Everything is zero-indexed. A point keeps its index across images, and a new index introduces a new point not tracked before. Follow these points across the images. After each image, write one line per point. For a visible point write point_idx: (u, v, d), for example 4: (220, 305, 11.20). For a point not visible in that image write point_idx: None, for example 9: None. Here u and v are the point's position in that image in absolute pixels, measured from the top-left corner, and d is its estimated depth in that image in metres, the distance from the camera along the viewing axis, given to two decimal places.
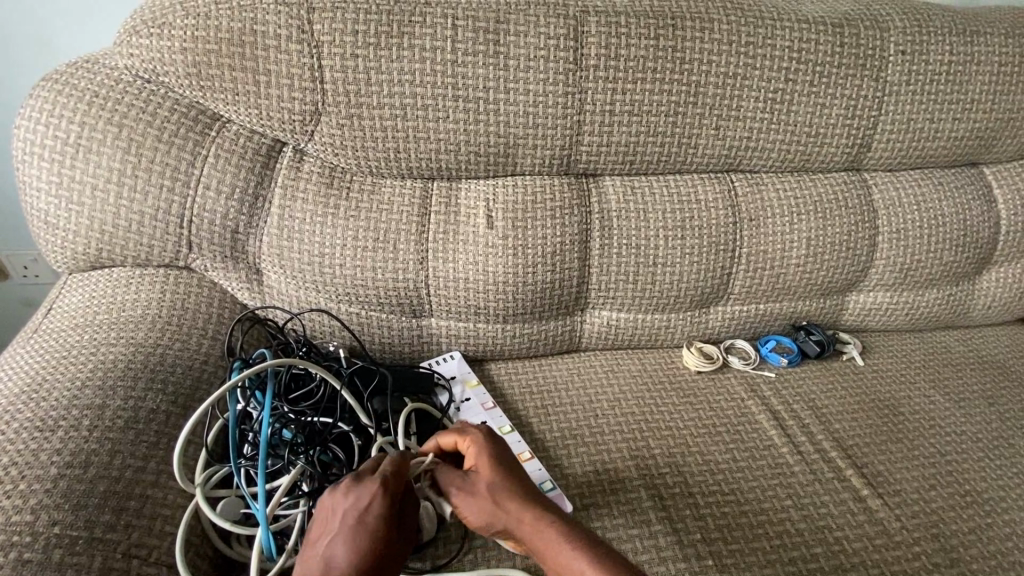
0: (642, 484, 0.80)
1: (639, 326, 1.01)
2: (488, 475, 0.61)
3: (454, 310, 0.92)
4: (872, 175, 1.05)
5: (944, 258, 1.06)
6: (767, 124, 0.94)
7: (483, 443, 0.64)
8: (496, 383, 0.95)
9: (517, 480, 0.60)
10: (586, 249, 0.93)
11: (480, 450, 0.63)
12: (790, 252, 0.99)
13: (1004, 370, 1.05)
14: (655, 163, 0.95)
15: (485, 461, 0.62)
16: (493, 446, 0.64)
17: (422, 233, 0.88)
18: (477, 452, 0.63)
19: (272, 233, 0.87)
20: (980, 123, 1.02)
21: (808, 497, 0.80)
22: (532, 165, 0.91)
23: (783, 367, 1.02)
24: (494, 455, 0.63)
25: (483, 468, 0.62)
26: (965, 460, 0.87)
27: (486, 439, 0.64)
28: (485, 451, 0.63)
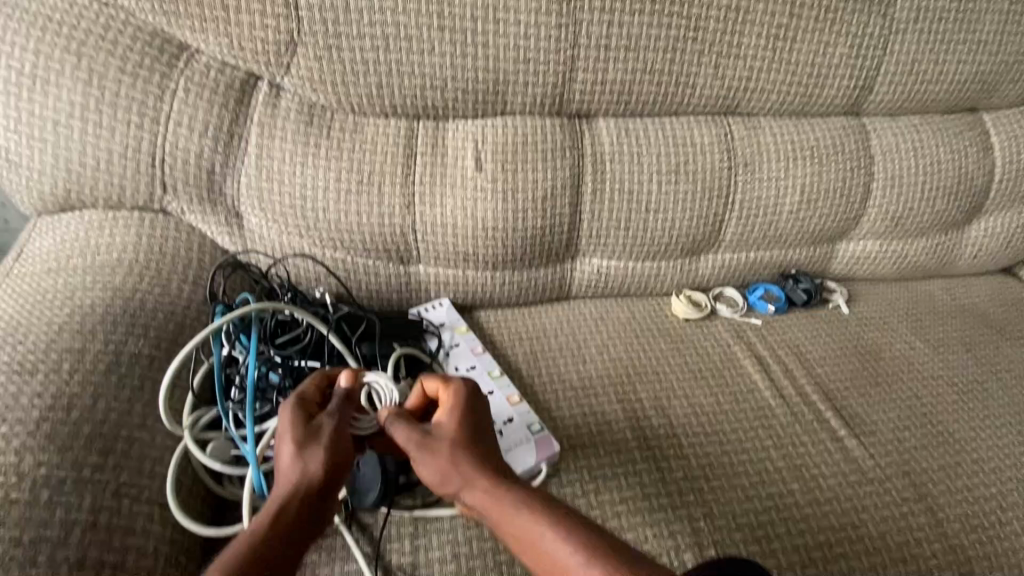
0: (628, 426, 0.82)
1: (629, 274, 1.00)
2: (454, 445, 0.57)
3: (443, 257, 0.90)
4: (871, 120, 1.02)
5: (936, 206, 1.05)
6: (768, 63, 0.90)
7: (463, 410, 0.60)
8: (486, 330, 0.95)
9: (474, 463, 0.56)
10: (578, 195, 0.91)
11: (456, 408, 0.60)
12: (784, 198, 0.98)
13: (983, 318, 1.07)
14: (652, 103, 0.91)
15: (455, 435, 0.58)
16: (469, 405, 0.61)
17: (408, 175, 0.85)
18: (451, 411, 0.60)
19: (251, 174, 0.83)
20: (983, 66, 0.99)
21: (788, 437, 0.82)
22: (523, 104, 0.87)
23: (770, 315, 1.03)
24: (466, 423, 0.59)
25: (449, 431, 0.58)
26: (939, 402, 0.89)
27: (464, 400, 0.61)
28: (460, 411, 0.60)
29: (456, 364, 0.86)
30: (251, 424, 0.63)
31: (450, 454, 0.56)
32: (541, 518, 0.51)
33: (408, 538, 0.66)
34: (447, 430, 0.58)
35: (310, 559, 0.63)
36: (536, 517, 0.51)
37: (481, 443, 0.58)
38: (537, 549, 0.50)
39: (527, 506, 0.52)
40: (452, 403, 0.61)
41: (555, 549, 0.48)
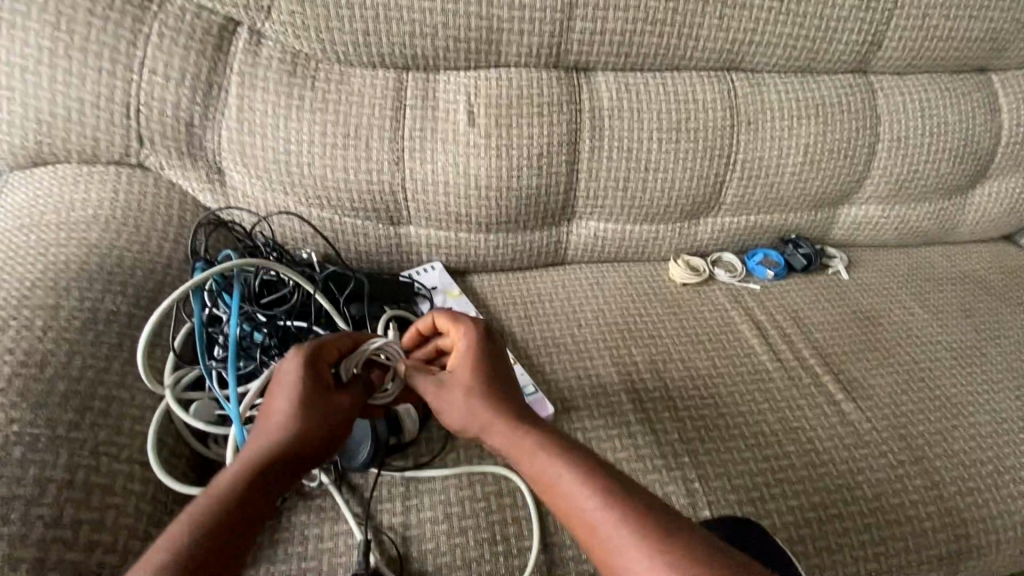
0: (624, 389, 0.80)
1: (626, 237, 0.98)
2: (467, 384, 0.56)
3: (435, 218, 0.87)
4: (878, 78, 0.99)
5: (941, 169, 1.03)
6: (775, 15, 0.86)
7: (476, 352, 0.59)
8: (479, 294, 0.93)
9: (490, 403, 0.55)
10: (574, 153, 0.88)
11: (469, 348, 0.60)
12: (786, 159, 0.95)
13: (983, 285, 1.06)
14: (653, 57, 0.87)
15: (469, 377, 0.57)
16: (483, 345, 0.60)
17: (397, 130, 0.82)
18: (464, 349, 0.59)
19: (232, 126, 0.79)
20: (995, 23, 0.95)
21: (785, 400, 0.81)
22: (518, 55, 0.82)
23: (768, 280, 1.01)
24: (480, 362, 0.58)
25: (462, 371, 0.58)
26: (937, 367, 0.88)
27: (478, 340, 0.60)
28: (473, 351, 0.59)
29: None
30: (234, 383, 0.61)
31: (464, 393, 0.56)
32: (559, 459, 0.49)
33: (400, 499, 0.64)
34: (461, 373, 0.58)
35: (298, 519, 0.62)
36: (553, 457, 0.49)
37: (496, 380, 0.57)
38: (554, 490, 0.48)
39: (544, 445, 0.50)
40: (465, 343, 0.60)
41: (573, 494, 0.46)
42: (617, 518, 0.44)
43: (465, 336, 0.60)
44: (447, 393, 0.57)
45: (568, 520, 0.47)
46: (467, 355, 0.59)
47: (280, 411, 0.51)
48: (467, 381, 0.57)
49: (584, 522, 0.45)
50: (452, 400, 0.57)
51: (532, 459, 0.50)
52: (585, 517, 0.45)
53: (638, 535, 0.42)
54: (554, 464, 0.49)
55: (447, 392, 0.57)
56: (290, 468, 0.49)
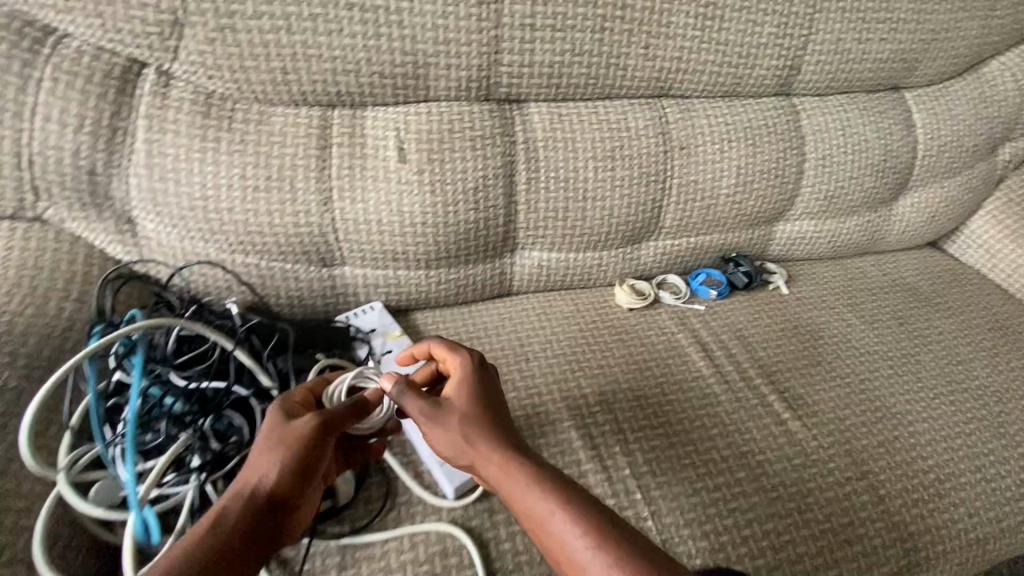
0: (573, 424, 0.78)
1: (570, 265, 0.97)
2: (464, 411, 0.59)
3: (371, 257, 0.84)
4: (801, 100, 1.02)
5: (865, 185, 1.07)
6: (698, 44, 0.88)
7: (474, 381, 0.62)
8: (422, 333, 0.90)
9: (485, 434, 0.57)
10: (511, 184, 0.86)
11: (464, 376, 0.62)
12: (719, 181, 0.96)
13: (913, 292, 1.09)
14: (583, 87, 0.87)
15: (467, 407, 0.59)
16: (477, 374, 0.62)
17: (323, 170, 0.78)
18: (459, 378, 0.62)
19: (141, 173, 0.74)
20: (903, 45, 1.00)
21: (734, 424, 0.81)
22: (447, 89, 0.81)
23: (712, 300, 1.02)
24: (477, 390, 0.61)
25: (460, 401, 0.60)
26: (877, 378, 0.90)
27: (473, 369, 0.63)
28: (469, 381, 0.62)
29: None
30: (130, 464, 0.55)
31: (460, 419, 0.58)
32: (553, 496, 0.51)
33: (335, 570, 0.60)
34: (457, 402, 0.60)
35: None
36: (541, 490, 0.52)
37: (490, 411, 0.59)
38: (546, 526, 0.50)
39: (531, 478, 0.53)
40: (460, 371, 0.63)
41: (557, 525, 0.50)
42: (592, 551, 0.48)
43: (460, 364, 0.63)
44: (441, 421, 0.58)
45: (551, 550, 0.50)
46: (465, 385, 0.61)
47: (258, 463, 0.53)
48: (463, 410, 0.59)
49: (564, 550, 0.49)
50: (447, 428, 0.58)
51: (521, 492, 0.53)
52: (569, 552, 0.49)
53: (611, 564, 0.46)
54: (539, 497, 0.51)
55: (438, 418, 0.58)
56: (263, 511, 0.51)
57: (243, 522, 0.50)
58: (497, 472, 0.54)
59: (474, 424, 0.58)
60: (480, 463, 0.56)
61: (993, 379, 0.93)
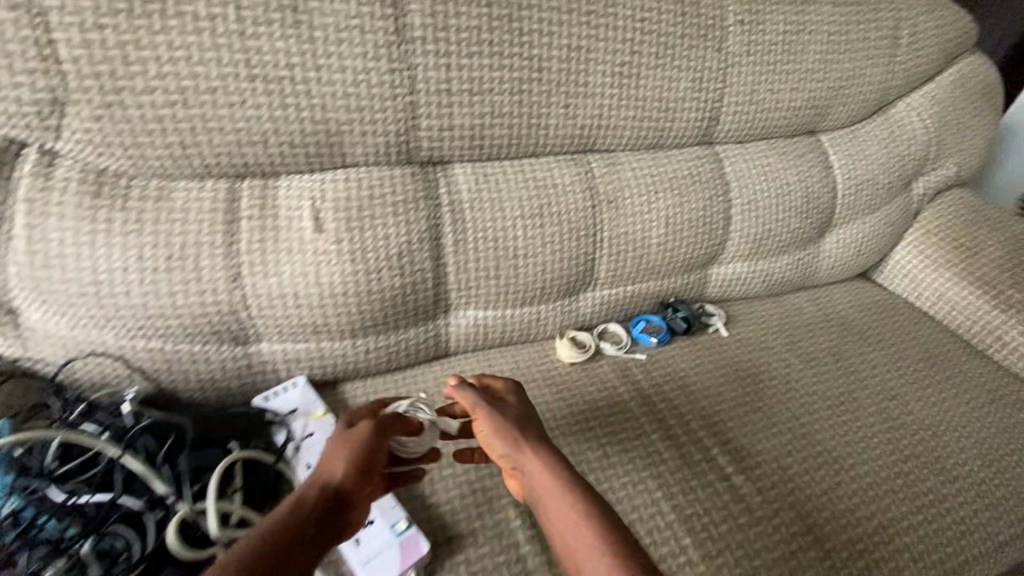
0: (511, 500, 0.73)
1: (507, 323, 0.94)
2: (514, 421, 0.64)
3: (289, 332, 0.79)
4: (723, 147, 1.05)
5: (791, 225, 1.10)
6: (617, 101, 0.89)
7: (522, 402, 0.68)
8: (351, 407, 0.84)
9: (531, 440, 0.62)
10: (438, 247, 0.83)
11: (515, 398, 0.69)
12: (649, 232, 0.97)
13: (847, 325, 1.12)
14: (507, 146, 0.86)
15: (515, 419, 0.65)
16: (522, 399, 0.69)
17: (231, 245, 0.74)
18: (511, 396, 0.68)
19: (22, 261, 0.67)
20: (813, 93, 1.05)
21: (679, 485, 0.78)
22: (365, 155, 0.78)
23: (653, 347, 1.01)
24: (524, 410, 0.67)
25: (512, 412, 0.66)
26: (817, 420, 0.90)
27: (520, 395, 0.69)
28: (519, 401, 0.68)
29: (307, 465, 0.73)
30: None
31: (511, 426, 0.63)
32: (583, 495, 0.55)
33: None
34: (510, 413, 0.65)
35: None
36: (565, 485, 0.56)
37: (534, 428, 0.65)
38: (570, 519, 0.54)
39: (560, 477, 0.57)
40: (511, 394, 0.69)
41: (578, 518, 0.53)
42: (611, 550, 0.50)
43: (510, 389, 0.70)
44: (495, 425, 0.64)
45: (568, 541, 0.53)
46: (516, 402, 0.68)
47: (326, 461, 0.57)
48: (511, 420, 0.64)
49: (576, 543, 0.52)
50: (500, 431, 0.63)
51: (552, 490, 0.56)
52: (585, 543, 0.51)
53: (619, 548, 0.50)
54: (569, 501, 0.55)
55: (495, 421, 0.64)
56: (326, 504, 0.54)
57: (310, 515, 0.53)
58: (539, 471, 0.59)
59: (522, 431, 0.63)
60: (524, 462, 0.60)
61: (928, 412, 0.94)
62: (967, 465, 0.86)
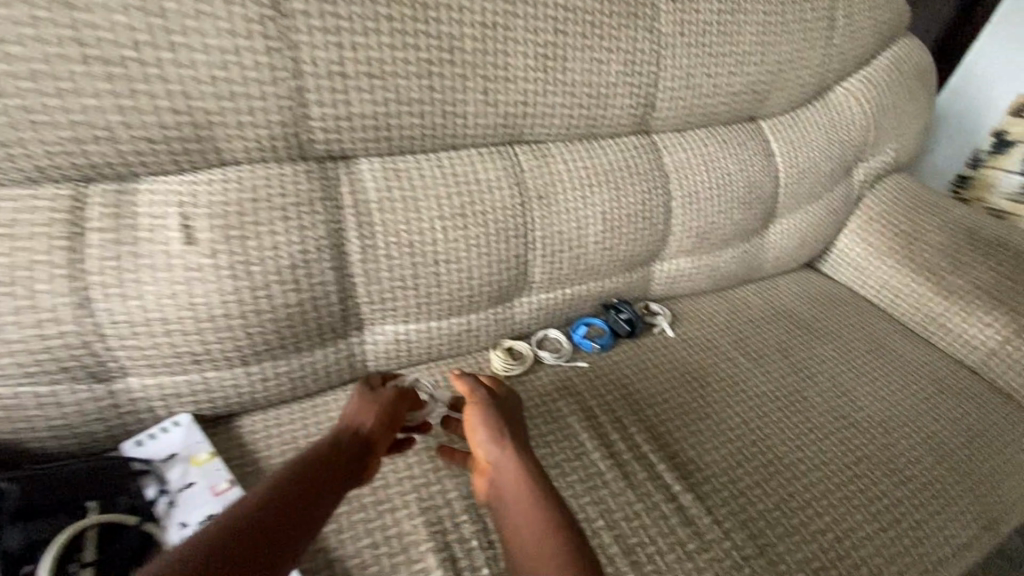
0: (432, 546, 0.64)
1: (433, 337, 0.84)
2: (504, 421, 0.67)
3: (163, 363, 0.67)
4: (662, 136, 0.98)
5: (735, 217, 1.05)
6: (543, 85, 0.80)
7: (515, 405, 0.71)
8: (248, 445, 0.73)
9: (517, 443, 0.64)
10: (342, 256, 0.72)
11: (511, 399, 0.72)
12: (586, 229, 0.89)
13: (794, 318, 1.08)
14: (420, 138, 0.76)
15: (505, 419, 0.67)
16: (517, 402, 0.72)
17: (77, 265, 0.61)
18: (508, 397, 0.71)
19: None
20: (750, 77, 1.00)
21: (621, 510, 0.71)
22: (245, 151, 0.67)
23: (595, 354, 0.94)
24: (516, 412, 0.70)
25: (505, 412, 0.68)
26: (766, 424, 0.85)
27: (516, 397, 0.72)
28: (513, 404, 0.71)
29: (182, 522, 0.62)
30: None
31: (500, 425, 0.66)
32: (551, 505, 0.57)
33: None
34: (503, 412, 0.68)
35: None
36: (537, 492, 0.58)
37: (520, 432, 0.67)
38: (532, 524, 0.56)
39: (533, 483, 0.59)
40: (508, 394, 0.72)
41: (542, 525, 0.55)
42: (562, 557, 0.52)
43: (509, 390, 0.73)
44: (486, 421, 0.66)
45: (526, 544, 0.55)
46: (510, 404, 0.70)
47: (355, 417, 0.67)
48: (502, 420, 0.67)
49: (531, 546, 0.54)
50: (490, 427, 0.66)
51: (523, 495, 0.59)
52: (541, 552, 0.53)
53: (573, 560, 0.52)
54: (536, 505, 0.57)
55: (488, 416, 0.66)
56: (350, 453, 0.63)
57: (341, 455, 0.62)
58: (515, 476, 0.61)
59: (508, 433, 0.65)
60: (502, 463, 0.62)
61: (877, 408, 0.91)
62: (918, 464, 0.83)
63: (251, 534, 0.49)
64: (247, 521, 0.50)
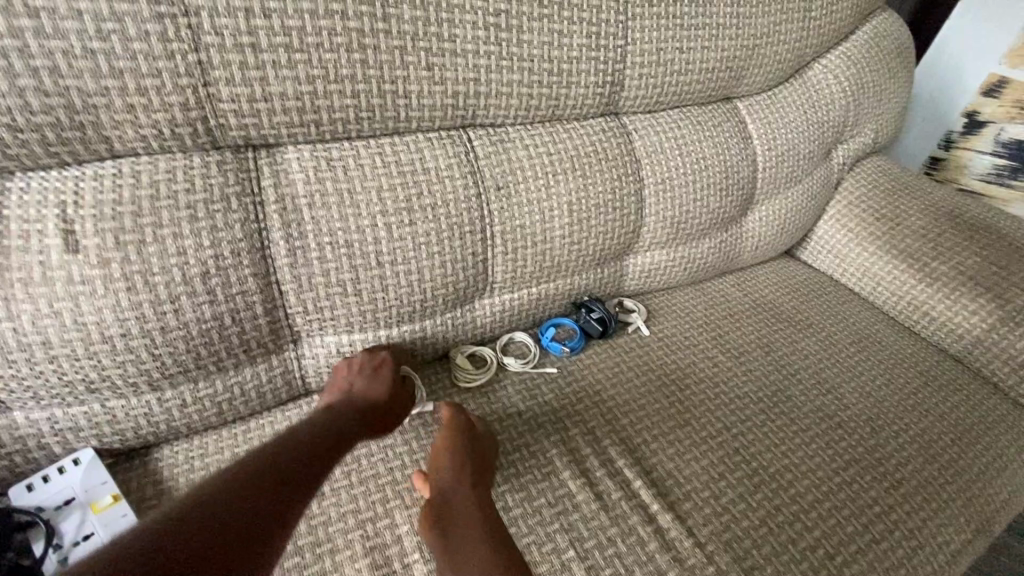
0: None
1: (383, 347, 0.75)
2: (470, 456, 0.63)
3: (51, 393, 0.56)
4: (632, 118, 0.90)
5: (711, 205, 0.98)
6: (496, 61, 0.71)
7: (486, 436, 0.67)
8: (165, 481, 0.63)
9: (479, 483, 0.61)
10: (265, 260, 0.63)
11: (480, 428, 0.68)
12: (551, 222, 0.80)
13: (775, 310, 1.02)
14: (356, 123, 0.66)
15: (473, 454, 0.64)
16: (487, 432, 0.68)
17: None
18: (479, 428, 0.67)
19: None
20: (726, 52, 0.92)
21: (594, 537, 0.64)
22: (141, 140, 0.56)
23: (565, 357, 0.86)
24: (485, 444, 0.66)
25: (475, 445, 0.65)
26: (749, 429, 0.79)
27: (486, 429, 0.69)
28: (484, 435, 0.67)
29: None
30: None
31: (467, 460, 0.62)
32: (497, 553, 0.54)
33: None
34: (474, 444, 0.65)
35: None
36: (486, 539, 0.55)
37: (483, 468, 0.64)
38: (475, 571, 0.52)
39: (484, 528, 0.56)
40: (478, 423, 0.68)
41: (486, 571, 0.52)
42: None
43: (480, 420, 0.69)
44: (454, 452, 0.63)
45: None
46: (481, 436, 0.66)
47: (351, 405, 0.64)
48: (471, 454, 0.64)
49: None
50: (456, 460, 0.62)
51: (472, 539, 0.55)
52: None
53: None
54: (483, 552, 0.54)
55: (457, 449, 0.63)
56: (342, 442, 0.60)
57: (339, 434, 0.60)
58: (469, 518, 0.57)
59: (472, 470, 0.62)
60: (459, 502, 0.59)
61: (864, 405, 0.85)
62: (909, 465, 0.78)
63: (243, 512, 0.46)
64: (237, 499, 0.47)
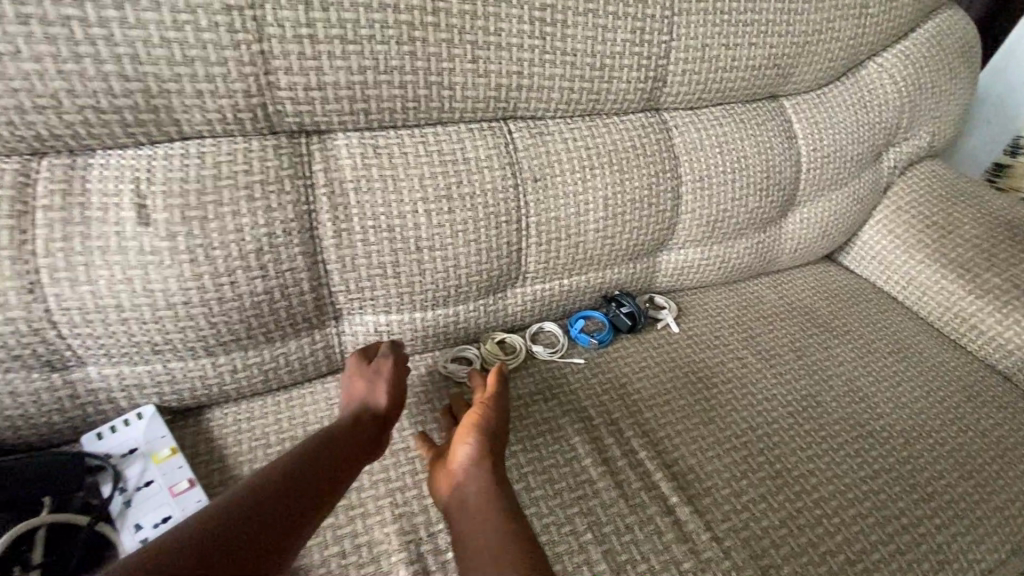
0: (404, 557, 0.60)
1: (418, 328, 0.78)
2: (489, 437, 0.63)
3: (121, 352, 0.62)
4: (673, 114, 0.90)
5: (749, 205, 0.96)
6: (539, 55, 0.73)
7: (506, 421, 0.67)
8: (215, 439, 0.68)
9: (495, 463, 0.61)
10: (313, 240, 0.67)
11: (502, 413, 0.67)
12: (585, 215, 0.82)
13: (810, 316, 1.00)
14: (402, 113, 0.69)
15: (493, 434, 0.63)
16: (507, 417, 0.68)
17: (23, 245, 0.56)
18: (500, 411, 0.67)
19: None
20: (774, 49, 0.90)
21: (611, 523, 0.66)
22: (207, 124, 0.61)
23: (593, 349, 0.87)
24: (503, 428, 0.66)
25: (496, 426, 0.64)
26: (775, 432, 0.78)
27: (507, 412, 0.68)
28: (504, 419, 0.67)
29: (138, 524, 0.58)
30: None
31: (486, 440, 0.62)
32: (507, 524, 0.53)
33: None
34: (495, 425, 0.64)
35: None
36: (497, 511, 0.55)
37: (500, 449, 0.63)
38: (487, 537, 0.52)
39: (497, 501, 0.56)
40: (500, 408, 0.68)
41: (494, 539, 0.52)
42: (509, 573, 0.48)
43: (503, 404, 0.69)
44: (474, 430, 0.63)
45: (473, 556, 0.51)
46: (501, 419, 0.66)
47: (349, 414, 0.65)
48: (490, 433, 0.63)
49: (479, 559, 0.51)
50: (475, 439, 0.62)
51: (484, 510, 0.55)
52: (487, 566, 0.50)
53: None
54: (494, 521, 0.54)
55: (477, 428, 0.63)
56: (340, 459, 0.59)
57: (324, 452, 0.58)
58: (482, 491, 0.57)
59: (490, 449, 0.61)
60: (474, 476, 0.59)
61: (898, 416, 0.83)
62: (942, 480, 0.76)
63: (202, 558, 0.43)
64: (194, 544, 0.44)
